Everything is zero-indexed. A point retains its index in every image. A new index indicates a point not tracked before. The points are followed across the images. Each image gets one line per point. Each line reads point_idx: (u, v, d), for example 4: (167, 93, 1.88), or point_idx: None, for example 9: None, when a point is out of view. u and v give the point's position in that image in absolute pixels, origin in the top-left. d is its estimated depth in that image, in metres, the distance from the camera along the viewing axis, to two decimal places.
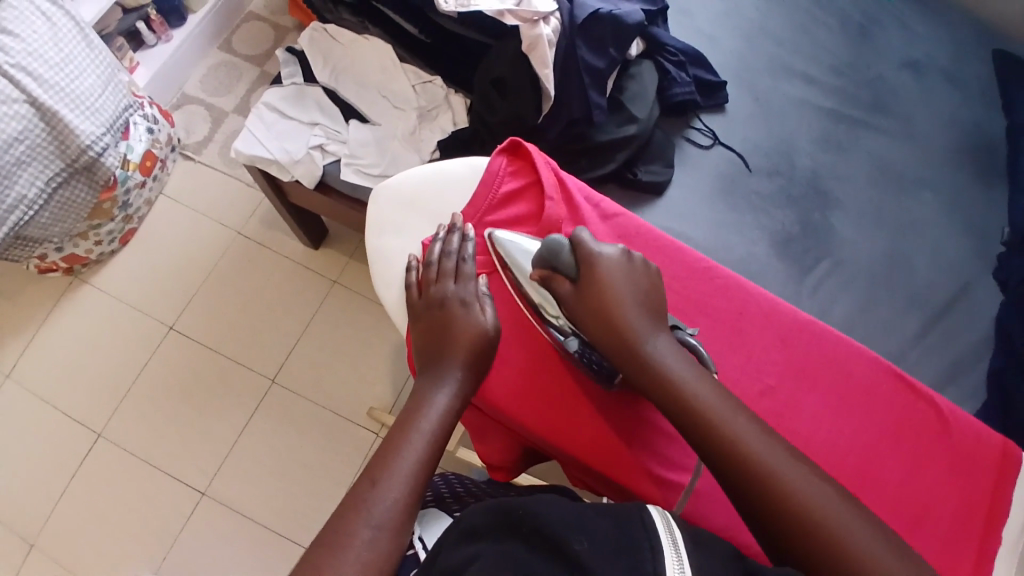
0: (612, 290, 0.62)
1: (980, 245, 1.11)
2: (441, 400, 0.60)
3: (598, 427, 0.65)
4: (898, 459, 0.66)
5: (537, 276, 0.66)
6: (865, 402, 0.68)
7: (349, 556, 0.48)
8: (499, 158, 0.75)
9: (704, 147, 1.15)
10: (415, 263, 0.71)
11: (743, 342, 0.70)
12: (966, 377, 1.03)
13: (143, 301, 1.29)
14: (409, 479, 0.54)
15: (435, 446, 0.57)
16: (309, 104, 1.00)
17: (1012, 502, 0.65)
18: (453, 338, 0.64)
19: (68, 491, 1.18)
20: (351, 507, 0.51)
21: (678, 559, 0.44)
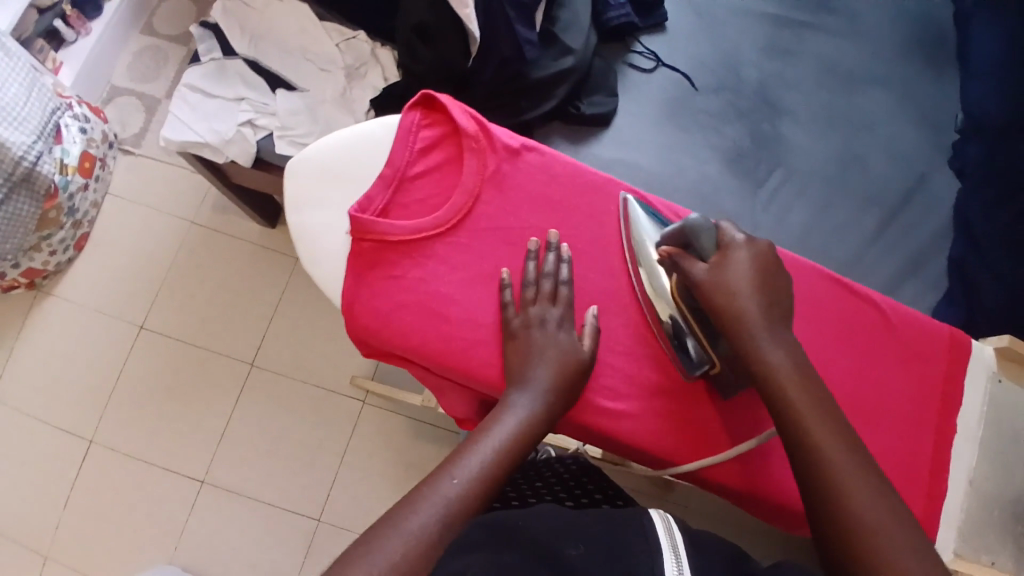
0: (737, 287, 0.55)
1: (935, 135, 1.12)
2: (521, 417, 0.53)
3: (648, 411, 0.63)
4: (848, 362, 0.67)
5: (667, 252, 0.61)
6: (811, 312, 0.68)
7: (407, 539, 0.45)
8: (409, 114, 0.62)
9: (647, 71, 1.11)
10: (508, 281, 0.59)
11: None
12: (928, 268, 1.05)
13: (107, 304, 1.25)
14: (480, 479, 0.49)
15: (512, 457, 0.51)
16: (231, 78, 0.96)
17: (963, 388, 0.67)
18: (543, 367, 0.55)
19: (72, 499, 1.20)
20: (417, 493, 0.48)
21: (676, 559, 0.44)
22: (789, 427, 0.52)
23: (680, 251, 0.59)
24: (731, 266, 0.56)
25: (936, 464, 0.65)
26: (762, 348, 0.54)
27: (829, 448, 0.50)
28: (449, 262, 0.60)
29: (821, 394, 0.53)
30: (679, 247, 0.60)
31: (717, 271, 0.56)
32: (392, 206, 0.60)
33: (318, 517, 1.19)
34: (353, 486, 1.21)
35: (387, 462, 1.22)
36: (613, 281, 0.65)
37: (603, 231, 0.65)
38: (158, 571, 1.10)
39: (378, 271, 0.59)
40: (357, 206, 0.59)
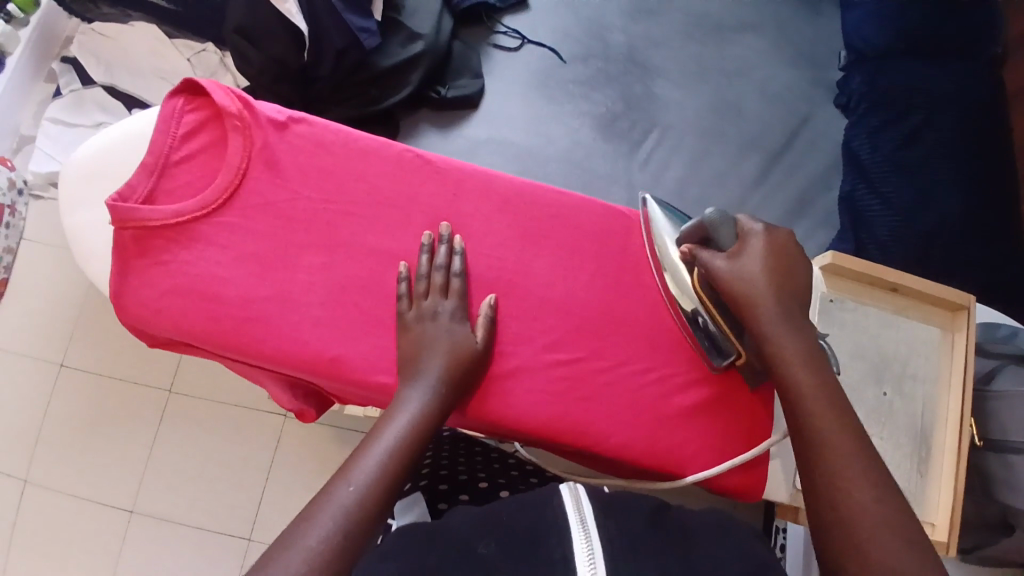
0: (757, 276, 0.53)
1: (814, 74, 1.08)
2: (414, 413, 0.51)
3: (525, 387, 0.59)
4: (643, 296, 0.63)
5: (687, 251, 0.58)
6: (600, 251, 0.64)
7: (305, 553, 0.41)
8: (172, 101, 0.61)
9: (512, 49, 1.10)
10: (404, 274, 0.58)
11: (465, 221, 0.62)
12: (818, 205, 1.02)
13: (30, 346, 1.23)
14: (377, 479, 0.47)
15: (407, 454, 0.49)
16: (89, 106, 1.00)
17: None
18: (436, 358, 0.54)
19: (13, 539, 1.16)
20: (311, 507, 0.45)
21: (586, 534, 0.40)
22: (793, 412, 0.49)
23: (700, 245, 0.57)
24: (753, 255, 0.54)
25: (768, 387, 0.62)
26: (776, 335, 0.51)
27: (828, 440, 0.47)
28: (217, 243, 0.59)
29: (830, 385, 0.50)
30: (700, 242, 0.57)
31: (739, 264, 0.54)
32: (156, 193, 0.59)
33: (248, 534, 1.15)
34: (280, 502, 1.17)
35: (313, 472, 1.18)
36: (604, 287, 0.63)
37: (579, 235, 0.64)
38: None
39: (146, 259, 0.58)
40: (117, 196, 0.58)
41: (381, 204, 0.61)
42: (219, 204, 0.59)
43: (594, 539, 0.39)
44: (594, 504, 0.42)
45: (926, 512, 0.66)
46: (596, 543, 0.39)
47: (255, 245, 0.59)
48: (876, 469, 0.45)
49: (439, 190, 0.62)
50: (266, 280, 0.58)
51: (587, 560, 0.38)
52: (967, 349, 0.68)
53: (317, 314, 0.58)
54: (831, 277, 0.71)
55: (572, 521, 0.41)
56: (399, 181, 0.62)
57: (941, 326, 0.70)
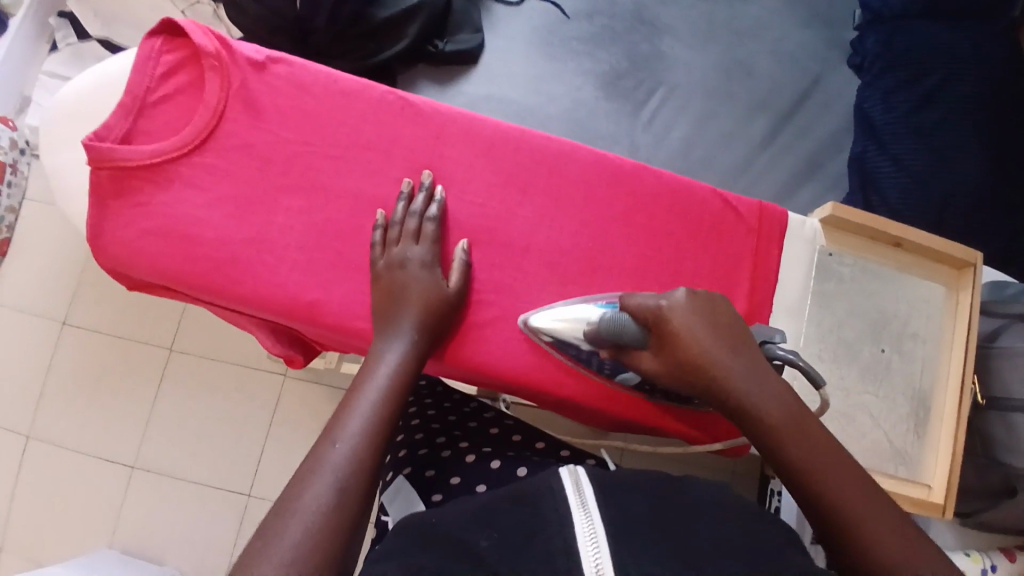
0: (697, 347, 0.48)
1: (829, 34, 1.01)
2: (392, 368, 0.51)
3: (504, 331, 0.59)
4: (629, 244, 0.62)
5: (609, 352, 0.55)
6: (586, 199, 0.62)
7: (304, 518, 0.39)
8: (150, 40, 0.60)
9: (513, 4, 1.05)
10: (380, 221, 0.58)
11: (445, 167, 0.61)
12: (827, 169, 0.96)
13: (32, 304, 1.24)
14: (367, 435, 0.45)
15: (392, 406, 0.49)
16: (86, 61, 1.03)
17: (774, 262, 0.64)
18: (411, 305, 0.54)
19: (15, 493, 1.18)
20: (302, 472, 0.42)
21: (587, 514, 0.39)
22: (794, 482, 0.42)
23: (620, 349, 0.54)
24: (675, 332, 0.49)
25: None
26: (748, 396, 0.46)
27: (838, 495, 0.40)
28: (195, 184, 0.58)
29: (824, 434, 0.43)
30: (615, 348, 0.54)
31: (667, 345, 0.50)
32: (134, 134, 0.58)
33: (248, 491, 1.17)
34: (280, 461, 1.17)
35: (311, 432, 1.18)
36: (588, 235, 0.61)
37: (564, 182, 0.62)
38: (95, 559, 1.08)
39: (124, 200, 0.58)
40: (93, 135, 0.57)
41: (360, 147, 0.61)
42: (197, 146, 0.58)
43: (597, 522, 0.38)
44: (594, 485, 0.41)
45: (920, 474, 0.64)
46: (600, 525, 0.37)
47: (236, 190, 0.59)
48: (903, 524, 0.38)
49: (422, 135, 0.61)
50: (246, 224, 0.58)
51: (590, 538, 0.37)
52: (972, 307, 0.65)
53: (298, 258, 0.58)
54: (831, 232, 0.67)
55: (576, 518, 0.38)
56: (380, 126, 0.61)
57: (945, 284, 0.67)
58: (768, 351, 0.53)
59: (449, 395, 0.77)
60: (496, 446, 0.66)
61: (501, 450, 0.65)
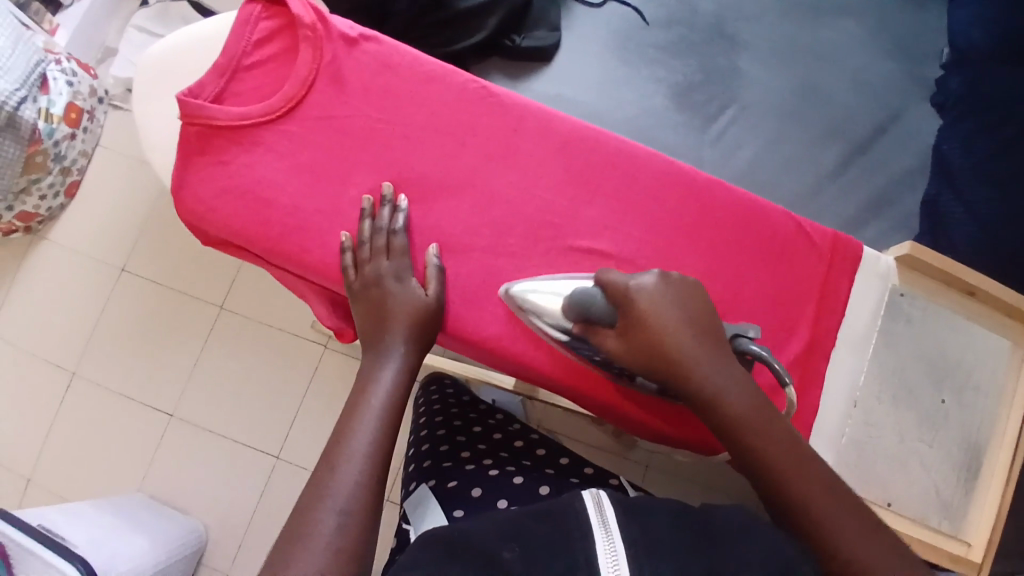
0: (664, 338, 0.51)
1: (913, 68, 0.98)
2: (390, 382, 0.53)
3: None
4: (696, 258, 0.61)
5: (578, 329, 0.54)
6: (656, 207, 0.62)
7: (316, 548, 0.43)
8: (250, 6, 0.61)
9: (594, 6, 1.04)
10: (346, 243, 0.58)
11: (519, 160, 0.61)
12: (896, 208, 0.93)
13: (93, 248, 1.28)
14: (371, 455, 0.49)
15: (395, 421, 0.52)
16: (173, 18, 1.06)
17: (842, 293, 0.62)
18: (400, 321, 0.56)
19: (56, 426, 1.23)
20: (308, 498, 0.46)
21: (610, 537, 0.39)
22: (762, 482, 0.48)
23: (587, 325, 0.54)
24: (645, 320, 0.51)
25: (806, 369, 0.61)
26: (711, 394, 0.50)
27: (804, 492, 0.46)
28: (276, 150, 0.60)
29: (776, 420, 0.49)
30: (585, 325, 0.54)
31: (635, 332, 0.51)
32: (225, 95, 0.60)
33: (276, 454, 1.19)
34: (310, 429, 1.20)
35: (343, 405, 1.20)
36: (654, 244, 0.61)
37: (635, 187, 0.62)
38: (123, 501, 1.12)
39: (207, 157, 0.59)
40: (187, 91, 0.59)
41: (438, 131, 0.61)
42: (283, 114, 0.60)
43: (618, 546, 0.38)
44: (619, 508, 0.41)
45: (962, 529, 0.63)
46: (621, 547, 0.38)
47: (315, 160, 0.60)
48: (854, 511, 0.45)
49: (499, 126, 0.62)
50: (321, 195, 0.60)
51: (611, 561, 0.37)
52: None
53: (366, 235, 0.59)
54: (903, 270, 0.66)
55: (599, 542, 0.38)
56: (460, 113, 0.62)
57: (1013, 340, 0.66)
58: (740, 345, 0.54)
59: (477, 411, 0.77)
60: (521, 459, 0.65)
61: (525, 466, 0.64)
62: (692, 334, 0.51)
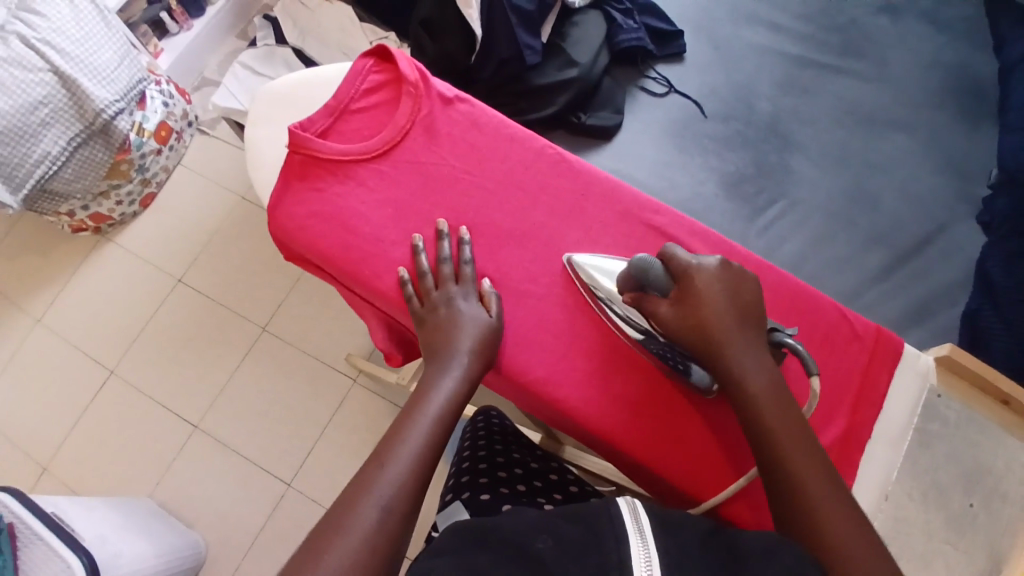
0: (712, 310, 0.55)
1: (961, 187, 1.02)
2: (444, 399, 0.57)
3: (600, 384, 0.62)
4: None
5: (628, 297, 0.59)
6: None
7: (352, 537, 0.47)
8: (363, 59, 0.69)
9: (657, 95, 1.12)
10: (406, 278, 0.62)
11: (584, 222, 0.66)
12: (936, 318, 0.96)
13: (155, 256, 1.36)
14: (414, 463, 0.52)
15: (439, 436, 0.55)
16: (277, 62, 1.20)
17: (881, 385, 0.64)
18: (460, 340, 0.59)
19: (85, 420, 1.27)
20: (357, 488, 0.50)
21: (644, 545, 0.41)
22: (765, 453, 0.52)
23: (641, 293, 0.58)
24: (698, 296, 0.55)
25: (839, 457, 0.62)
26: (742, 367, 0.54)
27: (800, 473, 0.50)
28: (367, 183, 0.66)
29: (792, 406, 0.53)
30: (635, 292, 0.58)
31: (685, 306, 0.56)
32: (330, 131, 0.67)
33: (289, 482, 1.20)
34: (328, 460, 1.21)
35: (364, 441, 1.21)
36: None
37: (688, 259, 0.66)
38: (134, 503, 1.13)
39: (306, 183, 0.66)
40: (299, 124, 0.65)
41: (514, 186, 0.67)
42: (376, 154, 0.66)
43: (653, 552, 0.40)
44: (652, 518, 0.43)
45: None
46: (655, 555, 0.40)
47: (399, 197, 0.66)
48: (833, 484, 0.50)
49: (570, 188, 0.67)
50: (401, 230, 0.65)
51: (644, 566, 0.39)
52: None
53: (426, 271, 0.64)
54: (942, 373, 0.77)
55: (629, 546, 0.40)
56: (534, 172, 0.68)
57: None
58: (776, 337, 0.58)
59: (520, 436, 0.79)
60: (553, 491, 0.68)
61: (556, 499, 0.67)
62: (726, 303, 0.55)
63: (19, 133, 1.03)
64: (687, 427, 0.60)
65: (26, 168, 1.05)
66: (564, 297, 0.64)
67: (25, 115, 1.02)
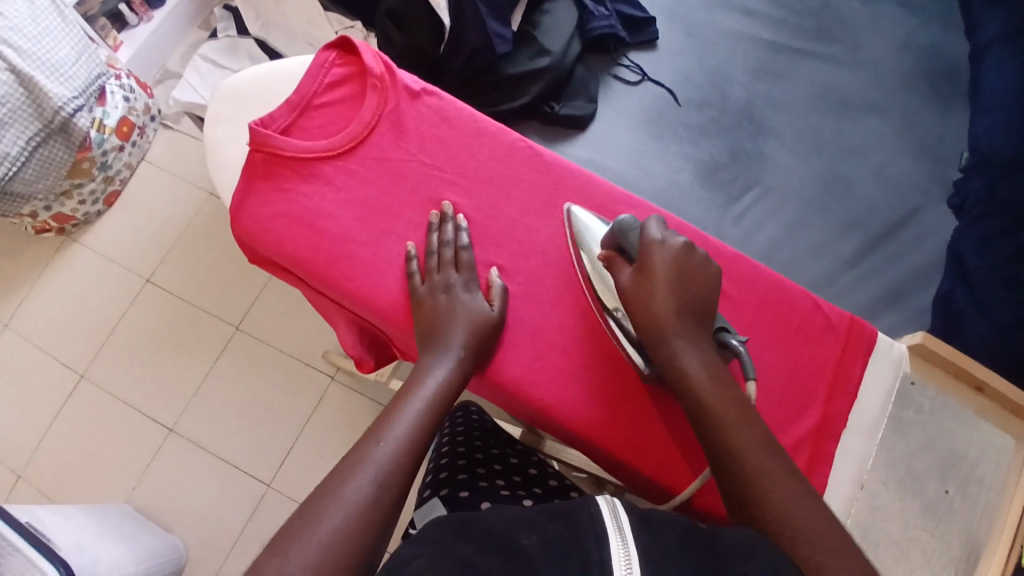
0: (657, 293, 0.54)
1: (933, 170, 1.03)
2: (436, 383, 0.55)
3: (579, 380, 0.61)
4: None
5: (605, 257, 0.59)
6: None
7: (343, 507, 0.46)
8: (325, 53, 0.67)
9: (630, 83, 1.11)
10: (414, 252, 0.62)
11: (557, 217, 0.65)
12: (911, 301, 0.97)
13: (122, 256, 1.32)
14: (408, 439, 0.52)
15: (434, 417, 0.54)
16: (241, 55, 1.17)
17: (854, 374, 0.65)
18: (456, 331, 0.58)
19: (55, 426, 1.23)
20: (351, 461, 0.50)
21: (624, 544, 0.39)
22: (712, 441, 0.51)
23: (616, 255, 0.58)
24: (654, 272, 0.55)
25: (815, 449, 0.62)
26: (687, 351, 0.53)
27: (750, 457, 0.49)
28: (334, 182, 0.64)
29: (736, 391, 0.52)
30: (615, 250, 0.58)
31: (637, 282, 0.55)
32: (293, 128, 0.65)
33: (269, 482, 1.18)
34: (308, 459, 1.19)
35: (344, 439, 1.20)
36: None
37: None
38: (110, 510, 1.11)
39: (270, 183, 0.64)
40: (260, 121, 0.63)
41: (483, 182, 0.66)
42: (342, 152, 0.64)
43: (632, 550, 0.39)
44: (631, 515, 0.42)
45: None
46: (634, 552, 0.39)
47: (370, 194, 0.64)
48: (783, 465, 0.48)
49: (543, 184, 0.66)
50: (371, 228, 0.63)
51: (624, 564, 0.38)
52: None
53: (398, 270, 0.62)
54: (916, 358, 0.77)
55: (609, 544, 0.39)
56: (506, 167, 0.66)
57: None
58: (723, 339, 0.57)
59: (500, 433, 0.78)
60: (533, 486, 0.67)
61: (536, 493, 0.66)
62: (675, 282, 0.54)
63: None
64: (674, 422, 0.60)
65: None
66: (542, 293, 0.63)
67: None
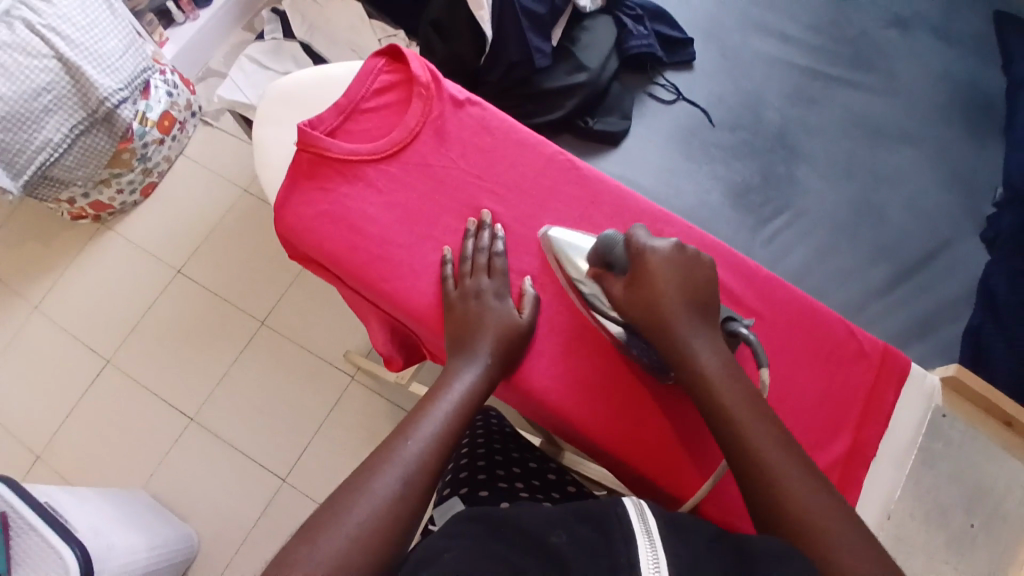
0: (661, 302, 0.55)
1: (967, 202, 1.02)
2: (463, 386, 0.56)
3: (605, 390, 0.61)
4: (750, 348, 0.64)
5: (594, 273, 0.59)
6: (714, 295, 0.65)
7: (370, 501, 0.47)
8: (374, 60, 0.69)
9: (665, 102, 1.11)
10: (449, 257, 0.63)
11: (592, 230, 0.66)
12: (938, 333, 0.96)
13: (155, 246, 1.35)
14: (435, 439, 0.52)
15: (461, 419, 0.55)
16: (285, 57, 1.19)
17: (885, 403, 0.64)
18: (485, 337, 0.59)
19: (80, 409, 1.26)
20: (379, 457, 0.50)
21: (652, 547, 0.39)
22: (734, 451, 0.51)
23: (603, 271, 0.59)
24: (651, 280, 0.55)
25: (844, 476, 0.62)
26: (703, 360, 0.53)
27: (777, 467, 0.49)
28: (375, 185, 0.65)
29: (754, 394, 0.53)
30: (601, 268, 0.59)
31: (637, 291, 0.56)
32: (338, 131, 0.67)
33: (284, 477, 1.19)
34: (323, 457, 1.20)
35: (360, 439, 1.21)
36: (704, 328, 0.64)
37: None
38: (128, 495, 1.12)
39: (313, 182, 0.65)
40: (308, 122, 0.65)
41: (520, 193, 0.67)
42: (385, 155, 0.66)
43: (661, 553, 0.39)
44: (658, 517, 0.42)
45: None
46: (662, 554, 0.39)
47: (409, 197, 0.65)
48: (807, 475, 0.48)
49: (580, 197, 0.67)
50: (408, 231, 0.65)
51: (652, 565, 0.38)
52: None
53: (432, 273, 0.63)
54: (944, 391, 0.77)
55: (638, 546, 0.39)
56: (544, 178, 0.67)
57: None
58: (731, 327, 0.58)
59: (519, 438, 0.79)
60: (551, 491, 0.68)
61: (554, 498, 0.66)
62: (675, 287, 0.55)
63: (19, 117, 1.01)
64: (699, 437, 0.60)
65: (26, 155, 1.04)
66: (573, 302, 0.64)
67: (26, 100, 1.01)
